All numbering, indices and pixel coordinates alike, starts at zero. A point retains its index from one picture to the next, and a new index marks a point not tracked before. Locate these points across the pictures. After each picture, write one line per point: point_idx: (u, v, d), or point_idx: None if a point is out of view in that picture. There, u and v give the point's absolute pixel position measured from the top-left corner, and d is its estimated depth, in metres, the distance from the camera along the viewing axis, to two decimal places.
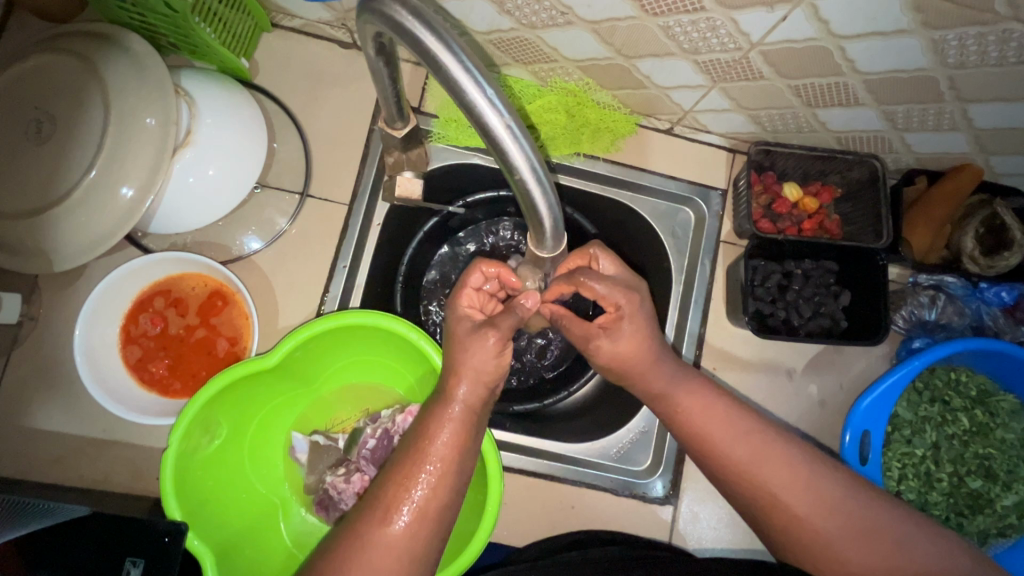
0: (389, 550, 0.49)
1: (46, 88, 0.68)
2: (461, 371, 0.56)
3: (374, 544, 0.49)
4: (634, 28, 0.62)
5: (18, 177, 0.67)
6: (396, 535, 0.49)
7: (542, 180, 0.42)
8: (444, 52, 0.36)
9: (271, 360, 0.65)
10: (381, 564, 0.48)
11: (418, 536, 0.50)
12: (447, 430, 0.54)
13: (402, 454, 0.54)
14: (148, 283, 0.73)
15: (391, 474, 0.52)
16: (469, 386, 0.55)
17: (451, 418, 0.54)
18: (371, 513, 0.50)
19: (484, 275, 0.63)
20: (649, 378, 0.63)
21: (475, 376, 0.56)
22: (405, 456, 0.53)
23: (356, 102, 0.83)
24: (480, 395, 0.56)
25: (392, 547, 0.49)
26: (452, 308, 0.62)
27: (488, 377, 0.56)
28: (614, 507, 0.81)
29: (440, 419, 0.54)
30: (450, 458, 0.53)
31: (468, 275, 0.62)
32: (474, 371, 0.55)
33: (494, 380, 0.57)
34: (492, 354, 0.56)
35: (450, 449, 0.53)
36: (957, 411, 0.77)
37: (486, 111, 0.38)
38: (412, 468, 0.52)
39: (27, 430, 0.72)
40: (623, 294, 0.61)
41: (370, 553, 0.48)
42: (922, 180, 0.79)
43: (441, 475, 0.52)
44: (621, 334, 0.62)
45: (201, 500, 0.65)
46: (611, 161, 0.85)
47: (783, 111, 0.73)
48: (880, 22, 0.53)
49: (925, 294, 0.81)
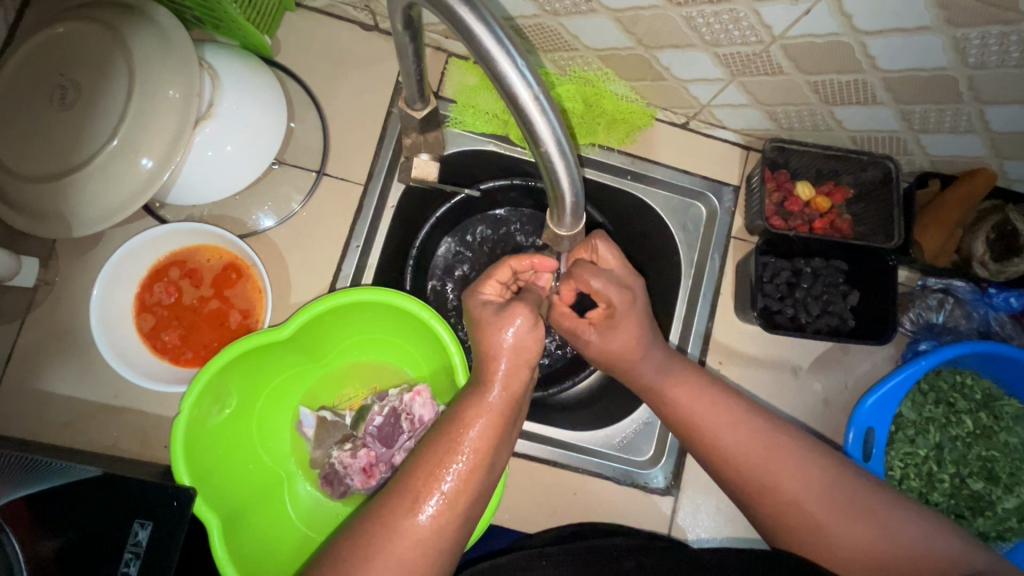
0: (415, 538, 0.49)
1: (72, 56, 0.68)
2: (501, 351, 0.57)
3: (401, 534, 0.49)
4: (657, 17, 0.63)
5: (41, 143, 0.67)
6: (422, 528, 0.50)
7: (566, 153, 0.43)
8: (475, 20, 0.36)
9: (283, 333, 0.65)
10: (408, 555, 0.48)
11: (444, 525, 0.50)
12: (483, 419, 0.54)
13: (432, 439, 0.54)
14: (165, 252, 0.73)
15: (421, 460, 0.53)
16: (509, 372, 0.56)
17: (488, 406, 0.55)
18: (401, 499, 0.50)
19: (512, 269, 0.62)
20: (652, 365, 0.65)
21: (516, 356, 0.57)
22: (436, 442, 0.53)
23: (375, 84, 0.84)
24: (518, 384, 0.57)
25: (419, 536, 0.49)
26: (470, 298, 0.62)
27: (528, 354, 0.57)
28: (615, 496, 0.82)
29: (476, 405, 0.55)
30: (483, 447, 0.53)
31: (490, 269, 0.63)
32: (512, 359, 0.57)
33: (533, 362, 0.58)
34: (526, 331, 0.57)
35: (484, 435, 0.53)
36: (961, 414, 0.77)
37: (515, 82, 0.38)
38: (443, 454, 0.52)
39: (39, 393, 0.72)
40: (617, 293, 0.61)
41: (396, 541, 0.49)
42: (935, 184, 0.79)
43: (474, 463, 0.52)
44: (612, 330, 0.63)
45: (209, 468, 0.66)
46: (626, 153, 0.86)
47: (800, 107, 0.74)
48: (903, 18, 0.54)
49: (935, 299, 0.82)
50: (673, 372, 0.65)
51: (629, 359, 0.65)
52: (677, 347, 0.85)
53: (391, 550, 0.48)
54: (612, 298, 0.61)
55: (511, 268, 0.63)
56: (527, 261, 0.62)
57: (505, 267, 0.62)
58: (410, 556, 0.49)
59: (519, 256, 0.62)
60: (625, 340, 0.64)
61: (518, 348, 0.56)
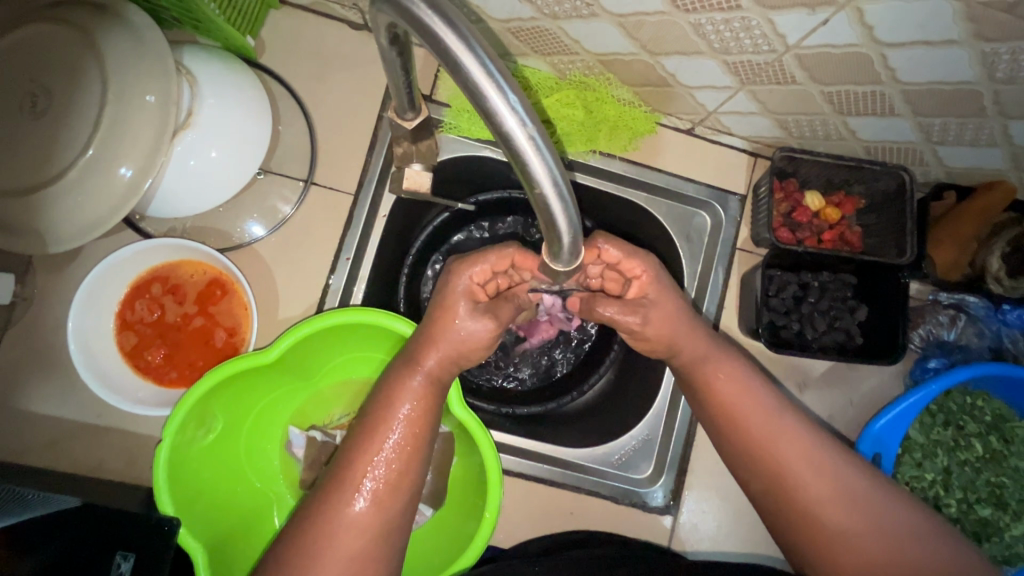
0: (357, 528, 0.50)
1: (41, 60, 0.64)
2: (436, 346, 0.58)
3: (341, 528, 0.50)
4: (662, 23, 0.59)
5: (12, 154, 0.64)
6: (360, 516, 0.51)
7: (563, 194, 0.38)
8: (464, 51, 0.33)
9: (269, 356, 0.63)
10: (348, 541, 0.50)
11: (382, 507, 0.52)
12: (410, 400, 0.55)
13: (362, 427, 0.55)
14: (146, 268, 0.70)
15: (356, 448, 0.53)
16: (439, 360, 0.57)
17: (413, 388, 0.56)
18: (338, 493, 0.51)
19: (510, 262, 0.60)
20: (701, 344, 0.62)
21: (445, 355, 0.58)
22: (367, 431, 0.54)
23: (365, 87, 0.80)
24: (446, 369, 0.59)
25: (361, 526, 0.50)
26: (459, 274, 0.59)
27: (462, 351, 0.58)
28: (613, 515, 0.80)
29: (403, 389, 0.56)
30: (413, 427, 0.55)
31: (482, 252, 0.59)
32: (451, 349, 0.58)
33: (460, 363, 0.59)
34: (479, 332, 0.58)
35: (414, 418, 0.55)
36: (971, 437, 0.74)
37: (505, 118, 0.34)
38: (373, 440, 0.53)
39: (19, 413, 0.70)
40: (640, 262, 0.61)
41: (336, 531, 0.50)
42: (949, 197, 0.75)
43: (407, 444, 0.54)
44: (648, 308, 0.62)
45: (194, 494, 0.64)
46: (628, 160, 0.82)
47: (812, 117, 0.70)
48: (928, 31, 0.50)
49: (945, 314, 0.80)
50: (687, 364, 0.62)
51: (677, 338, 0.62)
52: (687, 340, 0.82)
53: (335, 545, 0.49)
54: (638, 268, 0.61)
55: (510, 261, 0.60)
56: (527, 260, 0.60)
57: (501, 257, 0.59)
58: (356, 547, 0.50)
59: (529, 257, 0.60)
60: (663, 323, 0.62)
61: (463, 344, 0.58)
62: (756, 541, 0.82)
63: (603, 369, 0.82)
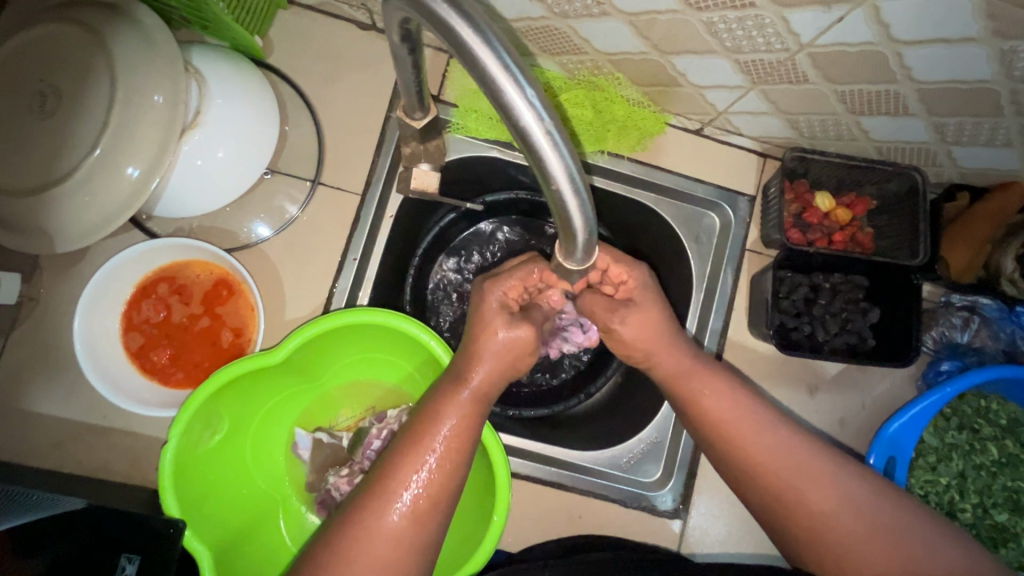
0: (394, 541, 0.49)
1: (49, 60, 0.64)
2: (480, 357, 0.58)
3: (375, 540, 0.49)
4: (674, 22, 0.58)
5: (20, 154, 0.64)
6: (395, 530, 0.50)
7: (579, 189, 0.37)
8: (481, 44, 0.32)
9: (276, 357, 0.62)
10: (382, 554, 0.49)
11: (419, 524, 0.51)
12: (454, 415, 0.55)
13: (405, 439, 0.54)
14: (153, 268, 0.70)
15: (396, 460, 0.52)
16: (485, 373, 0.57)
17: (461, 402, 0.56)
18: (375, 504, 0.50)
19: (535, 275, 0.60)
20: (677, 357, 0.62)
21: (491, 367, 0.58)
22: (409, 443, 0.54)
23: (373, 88, 0.79)
24: (493, 384, 0.58)
25: (396, 540, 0.50)
26: (490, 288, 0.61)
27: (505, 360, 0.59)
28: (622, 518, 0.79)
29: (450, 403, 0.55)
30: (457, 442, 0.54)
31: (508, 271, 0.61)
32: (497, 363, 0.58)
33: (508, 376, 0.60)
34: (521, 340, 0.59)
35: (456, 432, 0.54)
36: (986, 441, 0.72)
37: (522, 113, 0.33)
38: (415, 452, 0.53)
39: (25, 414, 0.70)
40: (631, 268, 0.61)
41: (371, 544, 0.49)
42: (963, 198, 0.75)
43: (448, 459, 0.53)
44: (630, 313, 0.62)
45: (200, 496, 0.63)
46: (637, 160, 0.82)
47: (824, 117, 0.69)
48: (946, 29, 0.49)
49: (959, 315, 0.78)
50: (695, 365, 0.61)
51: (659, 345, 0.62)
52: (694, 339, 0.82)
53: (368, 555, 0.48)
54: (623, 272, 0.61)
55: (537, 275, 0.60)
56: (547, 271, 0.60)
57: (532, 271, 0.60)
58: (388, 559, 0.49)
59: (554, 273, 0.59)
60: (642, 327, 0.62)
61: (506, 352, 0.58)
62: (766, 546, 0.81)
63: (609, 372, 0.83)
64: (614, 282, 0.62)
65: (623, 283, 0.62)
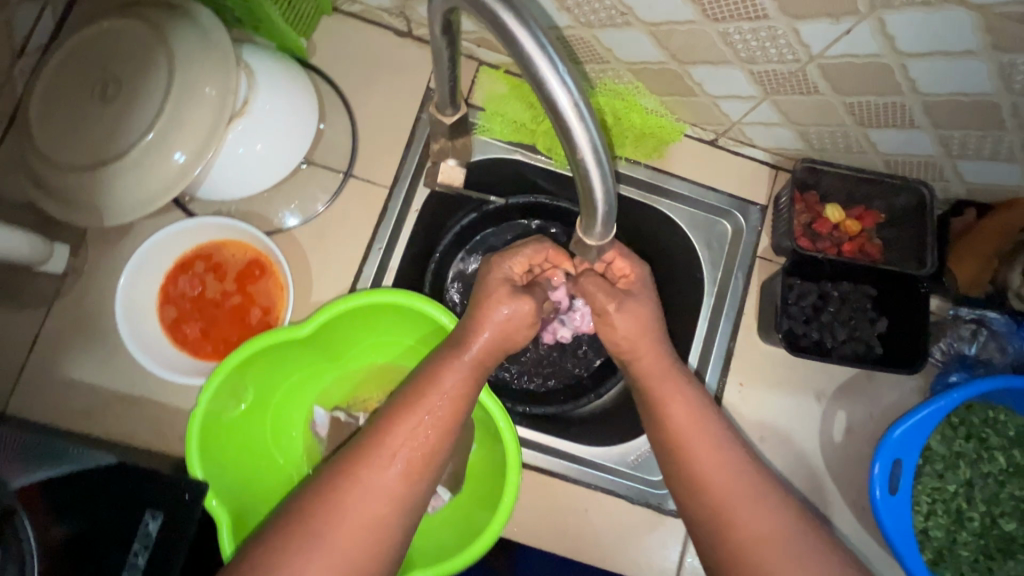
0: (387, 494, 0.53)
1: (115, 51, 0.70)
2: (484, 323, 0.61)
3: (369, 492, 0.53)
4: (692, 32, 0.63)
5: (81, 134, 0.69)
6: (390, 482, 0.54)
7: (602, 162, 0.41)
8: (519, 26, 0.36)
9: (305, 330, 0.65)
10: (376, 504, 0.53)
11: (411, 480, 0.55)
12: (454, 379, 0.59)
13: (405, 401, 0.57)
14: (193, 245, 0.74)
15: (396, 419, 0.56)
16: (488, 341, 0.61)
17: (460, 367, 0.59)
18: (372, 459, 0.54)
19: (546, 257, 0.66)
20: (660, 351, 0.65)
21: (495, 335, 0.61)
22: (405, 407, 0.57)
23: (406, 89, 0.85)
24: (493, 352, 0.62)
25: (388, 493, 0.54)
26: (500, 261, 0.65)
27: (507, 332, 0.62)
28: (628, 514, 0.80)
29: (450, 367, 0.59)
30: (455, 404, 0.58)
31: (520, 246, 0.66)
32: (497, 331, 0.61)
33: (509, 344, 0.63)
34: (520, 315, 0.62)
35: (451, 400, 0.58)
36: (993, 450, 0.72)
37: (555, 89, 0.38)
38: (415, 413, 0.56)
39: (61, 379, 0.73)
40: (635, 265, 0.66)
41: (365, 495, 0.53)
42: (971, 212, 0.77)
43: (444, 420, 0.57)
44: (631, 302, 0.64)
45: (222, 459, 0.67)
46: (653, 167, 0.85)
47: (834, 129, 0.72)
48: (947, 42, 0.53)
49: (967, 328, 0.78)
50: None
51: (645, 341, 0.65)
52: (704, 342, 0.83)
53: (362, 505, 0.52)
54: (626, 266, 0.66)
55: (545, 255, 0.66)
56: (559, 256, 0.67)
57: (543, 250, 0.66)
58: (381, 510, 0.53)
59: (562, 255, 0.67)
60: (633, 319, 0.64)
61: (509, 322, 0.61)
62: None
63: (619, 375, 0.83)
64: (616, 275, 0.67)
65: (624, 276, 0.67)
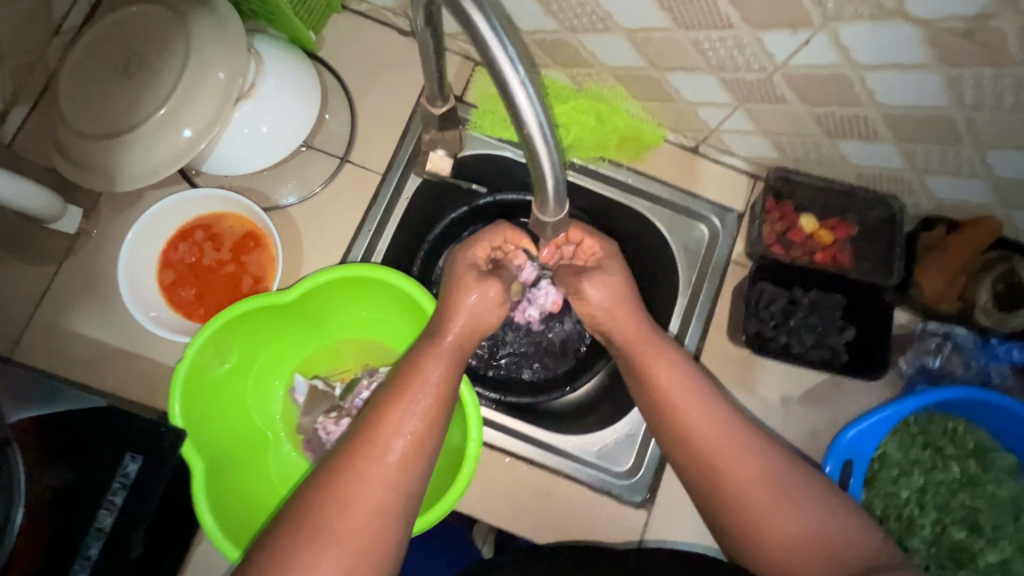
0: (386, 481, 0.54)
1: (139, 33, 0.76)
2: (457, 315, 0.65)
3: (369, 478, 0.54)
4: (666, 39, 0.67)
5: (102, 106, 0.75)
6: (388, 469, 0.55)
7: (549, 140, 0.45)
8: (474, 8, 0.40)
9: (288, 297, 0.70)
10: (376, 491, 0.54)
11: (409, 466, 0.56)
12: (438, 368, 0.61)
13: (392, 390, 0.60)
14: (194, 215, 0.79)
15: (386, 408, 0.58)
16: (463, 330, 0.65)
17: (442, 355, 0.62)
18: (369, 447, 0.55)
19: (504, 237, 0.71)
20: (638, 323, 0.68)
21: (470, 326, 0.65)
22: (394, 396, 0.59)
23: (405, 84, 0.90)
24: (469, 340, 0.65)
25: (387, 480, 0.55)
26: (462, 251, 0.69)
27: (480, 323, 0.66)
28: (589, 502, 0.82)
29: (431, 356, 0.62)
30: (441, 389, 0.60)
31: (480, 233, 0.71)
32: (466, 322, 0.65)
33: (483, 333, 0.67)
34: (489, 304, 0.66)
35: (437, 388, 0.60)
36: (948, 460, 0.75)
37: (505, 69, 0.41)
38: (404, 400, 0.58)
39: (65, 331, 0.79)
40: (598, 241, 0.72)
41: (365, 483, 0.54)
42: (940, 228, 0.79)
43: (434, 407, 0.59)
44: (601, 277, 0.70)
45: (201, 416, 0.71)
46: (635, 170, 0.89)
47: (805, 139, 0.75)
48: (898, 55, 0.56)
49: (932, 342, 0.81)
50: (640, 334, 0.68)
51: (632, 329, 0.68)
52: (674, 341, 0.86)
53: (363, 491, 0.53)
54: (594, 243, 0.71)
55: (503, 237, 0.71)
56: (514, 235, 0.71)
57: (500, 232, 0.71)
58: (381, 497, 0.54)
59: (519, 234, 0.71)
60: (607, 292, 0.69)
61: (479, 311, 0.65)
62: None
63: (597, 369, 0.85)
64: (586, 254, 0.73)
65: (594, 253, 0.72)
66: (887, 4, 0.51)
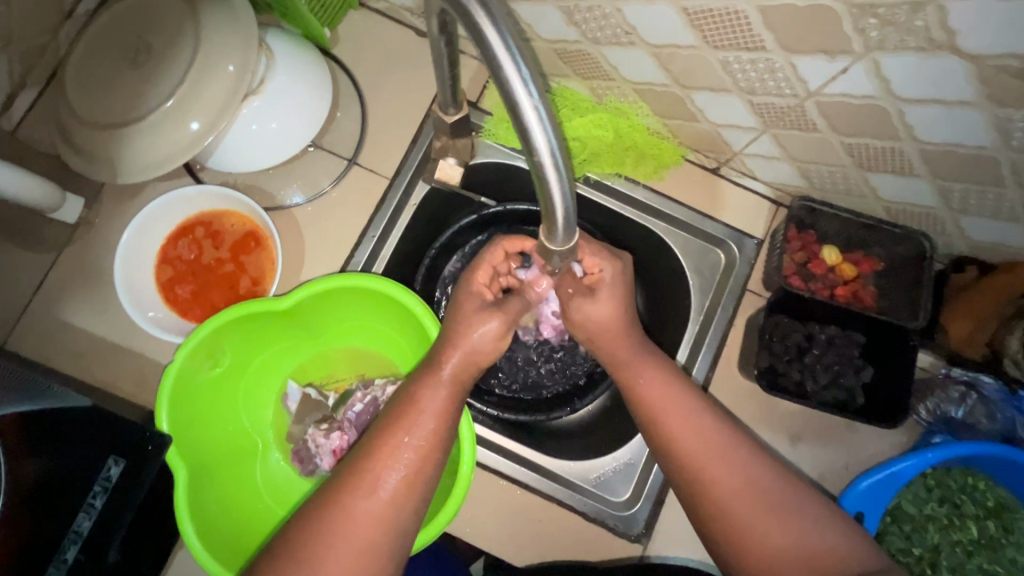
0: (374, 519, 0.52)
1: (149, 21, 0.74)
2: (457, 344, 0.62)
3: (355, 516, 0.52)
4: (692, 57, 0.63)
5: (108, 95, 0.73)
6: (377, 505, 0.53)
7: (559, 167, 0.42)
8: (489, 25, 0.38)
9: (283, 304, 0.68)
10: (362, 530, 0.51)
11: (397, 504, 0.53)
12: (435, 400, 0.58)
13: (385, 423, 0.57)
14: (196, 212, 0.77)
15: (377, 441, 0.55)
16: (460, 359, 0.61)
17: (440, 387, 0.59)
18: (357, 481, 0.53)
19: (500, 251, 0.67)
20: (629, 345, 0.64)
21: (467, 354, 0.61)
22: (386, 429, 0.56)
23: (419, 87, 0.87)
24: (468, 371, 0.62)
25: (374, 518, 0.52)
26: (465, 283, 0.66)
27: (481, 354, 0.62)
28: (583, 531, 0.79)
29: (428, 388, 0.59)
30: (438, 423, 0.57)
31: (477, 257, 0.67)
32: (463, 354, 0.61)
33: (484, 362, 0.63)
34: (490, 334, 0.62)
35: (434, 421, 0.57)
36: (966, 519, 0.72)
37: (516, 89, 0.38)
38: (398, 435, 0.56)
39: (59, 322, 0.77)
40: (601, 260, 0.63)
41: (351, 520, 0.51)
42: (971, 270, 0.74)
43: (427, 442, 0.56)
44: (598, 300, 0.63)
45: (188, 423, 0.69)
46: (651, 188, 0.85)
47: (833, 168, 0.71)
48: (942, 90, 0.52)
49: (955, 390, 0.77)
50: (645, 365, 0.65)
51: (617, 344, 0.65)
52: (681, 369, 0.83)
53: (348, 529, 0.51)
54: (594, 263, 0.63)
55: (503, 252, 0.67)
56: (512, 246, 0.67)
57: (496, 251, 0.66)
58: (369, 535, 0.52)
59: (517, 240, 0.67)
60: (606, 314, 0.64)
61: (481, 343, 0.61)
62: None
63: (600, 390, 0.80)
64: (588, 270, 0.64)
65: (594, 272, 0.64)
66: (936, 36, 0.47)
